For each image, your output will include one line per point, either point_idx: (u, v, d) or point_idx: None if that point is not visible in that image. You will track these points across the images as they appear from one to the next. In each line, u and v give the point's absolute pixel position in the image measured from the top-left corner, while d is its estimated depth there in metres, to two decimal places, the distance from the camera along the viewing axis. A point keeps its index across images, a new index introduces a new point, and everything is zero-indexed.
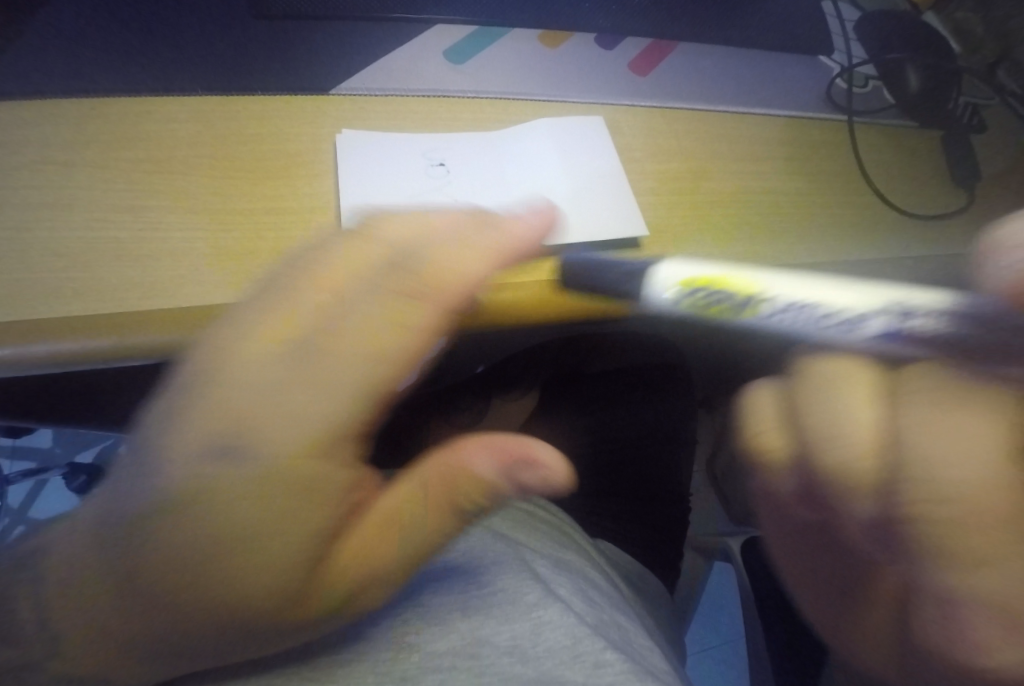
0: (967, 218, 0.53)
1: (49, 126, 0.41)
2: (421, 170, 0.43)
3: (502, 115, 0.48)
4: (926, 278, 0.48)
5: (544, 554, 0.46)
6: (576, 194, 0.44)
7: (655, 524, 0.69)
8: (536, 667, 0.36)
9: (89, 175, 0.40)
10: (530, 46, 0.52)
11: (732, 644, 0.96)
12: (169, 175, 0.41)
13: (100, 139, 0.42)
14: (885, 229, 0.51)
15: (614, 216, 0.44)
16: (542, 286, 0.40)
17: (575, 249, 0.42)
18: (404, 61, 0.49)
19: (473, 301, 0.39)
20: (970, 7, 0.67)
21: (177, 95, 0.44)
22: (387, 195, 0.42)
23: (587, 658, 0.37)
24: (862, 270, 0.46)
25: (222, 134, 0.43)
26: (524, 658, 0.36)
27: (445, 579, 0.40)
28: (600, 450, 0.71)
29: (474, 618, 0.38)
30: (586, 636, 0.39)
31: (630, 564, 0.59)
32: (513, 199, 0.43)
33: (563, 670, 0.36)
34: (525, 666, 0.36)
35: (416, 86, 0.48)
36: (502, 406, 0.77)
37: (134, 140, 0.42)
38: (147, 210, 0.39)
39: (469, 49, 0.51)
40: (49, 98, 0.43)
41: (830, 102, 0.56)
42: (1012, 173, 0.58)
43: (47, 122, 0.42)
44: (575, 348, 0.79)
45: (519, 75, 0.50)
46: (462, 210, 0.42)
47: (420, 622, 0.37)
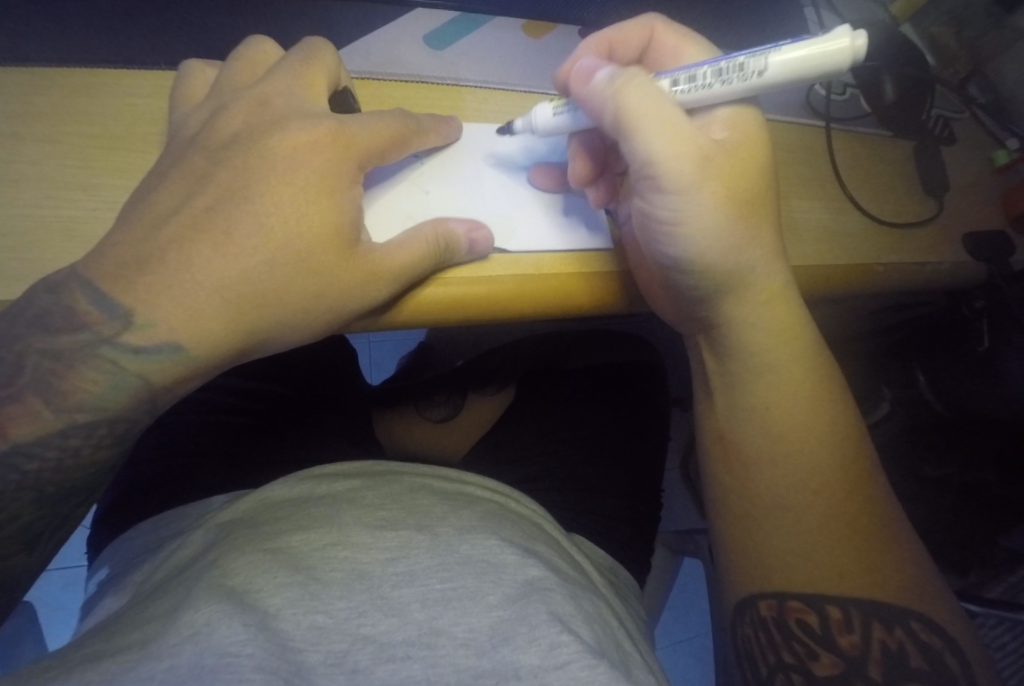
0: (931, 230, 0.57)
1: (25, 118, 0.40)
2: (399, 165, 0.44)
3: (483, 106, 0.47)
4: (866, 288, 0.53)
5: (512, 542, 0.44)
6: (547, 197, 0.46)
7: (636, 529, 0.66)
8: (493, 657, 0.36)
9: (39, 150, 0.40)
10: (513, 34, 0.50)
11: (700, 637, 0.99)
12: (124, 154, 0.41)
13: (54, 112, 0.41)
14: (857, 239, 0.54)
15: (581, 219, 0.45)
16: (522, 276, 0.42)
17: (554, 248, 0.44)
18: (383, 45, 0.47)
19: (451, 290, 0.41)
20: (945, 22, 0.66)
21: (137, 70, 0.43)
22: (370, 192, 0.43)
23: (547, 641, 0.37)
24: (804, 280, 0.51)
25: (196, 116, 0.41)
26: (481, 650, 0.36)
27: (408, 572, 0.39)
28: (579, 448, 0.70)
29: (433, 608, 0.37)
30: (546, 620, 0.38)
31: (604, 558, 0.59)
32: (486, 197, 0.45)
33: (519, 655, 0.36)
34: (481, 658, 0.35)
35: (394, 71, 0.46)
36: (477, 404, 0.74)
37: (91, 114, 0.41)
38: (102, 191, 0.40)
39: (451, 35, 0.48)
40: (24, 81, 0.41)
41: (807, 110, 0.57)
42: (977, 188, 0.60)
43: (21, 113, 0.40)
44: (556, 343, 0.80)
45: (500, 64, 0.49)
46: (435, 204, 0.43)
47: (376, 613, 0.37)
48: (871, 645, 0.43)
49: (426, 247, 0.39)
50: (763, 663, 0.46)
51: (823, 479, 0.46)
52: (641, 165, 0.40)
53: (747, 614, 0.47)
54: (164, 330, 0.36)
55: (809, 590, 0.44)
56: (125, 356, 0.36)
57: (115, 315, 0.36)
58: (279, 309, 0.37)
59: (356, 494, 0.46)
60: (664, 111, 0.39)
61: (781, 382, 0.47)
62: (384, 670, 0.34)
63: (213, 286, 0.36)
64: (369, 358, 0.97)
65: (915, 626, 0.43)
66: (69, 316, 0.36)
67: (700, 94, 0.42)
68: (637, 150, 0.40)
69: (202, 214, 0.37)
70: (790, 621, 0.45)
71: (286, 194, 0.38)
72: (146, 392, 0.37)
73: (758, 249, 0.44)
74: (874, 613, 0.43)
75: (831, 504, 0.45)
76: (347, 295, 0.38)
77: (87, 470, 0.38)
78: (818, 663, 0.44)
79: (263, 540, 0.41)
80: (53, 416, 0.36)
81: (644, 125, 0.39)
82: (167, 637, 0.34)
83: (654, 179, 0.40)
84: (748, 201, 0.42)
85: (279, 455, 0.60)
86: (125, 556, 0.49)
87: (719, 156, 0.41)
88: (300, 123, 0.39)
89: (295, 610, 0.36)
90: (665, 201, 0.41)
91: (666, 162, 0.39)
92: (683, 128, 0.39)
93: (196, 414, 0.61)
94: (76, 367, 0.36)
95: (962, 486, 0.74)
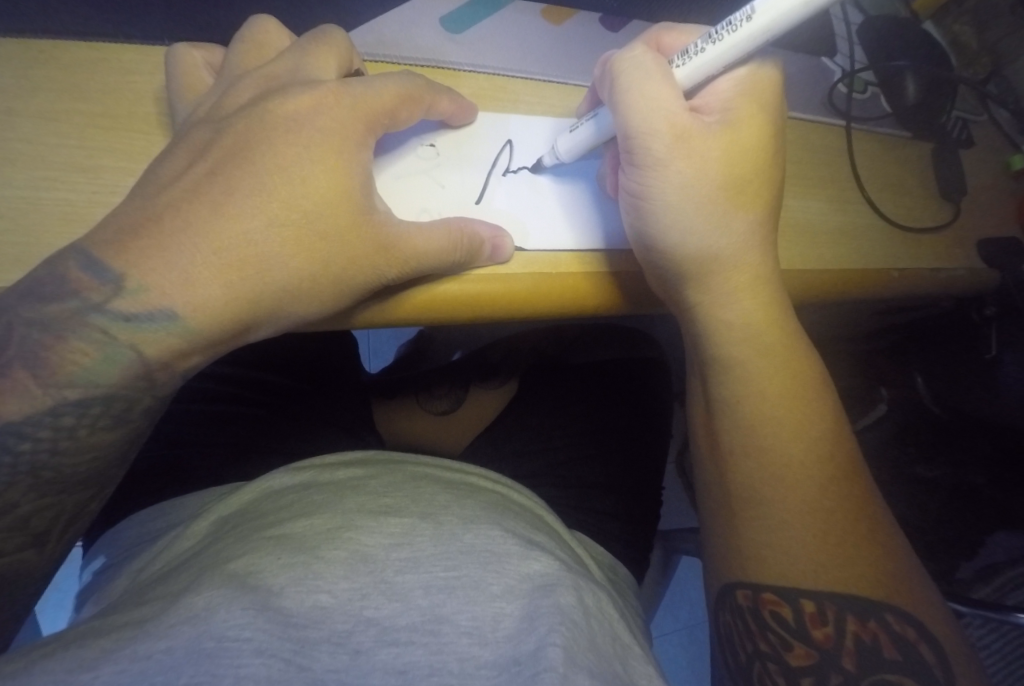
0: (945, 235, 0.56)
1: (22, 94, 0.38)
2: (411, 151, 0.42)
3: (500, 94, 0.46)
4: (884, 291, 0.52)
5: (515, 532, 0.43)
6: (570, 192, 0.44)
7: (639, 525, 0.65)
8: (494, 648, 0.34)
9: (35, 128, 0.38)
10: (530, 18, 0.48)
11: (691, 628, 1.00)
12: (127, 134, 0.39)
13: (49, 87, 0.39)
14: (873, 243, 0.53)
15: (602, 217, 0.44)
16: (539, 274, 0.40)
17: (572, 248, 0.42)
18: (397, 26, 0.45)
19: (469, 289, 0.39)
20: (967, 20, 0.64)
21: (139, 45, 0.41)
22: (380, 174, 0.41)
23: (546, 626, 0.35)
24: (824, 282, 0.50)
25: (209, 100, 0.39)
26: (484, 640, 0.34)
27: (411, 557, 0.38)
28: (582, 443, 0.69)
29: (437, 596, 0.36)
30: (546, 610, 0.36)
31: (605, 554, 0.58)
32: (502, 190, 0.43)
33: (520, 644, 0.34)
34: (483, 648, 0.34)
35: (407, 55, 0.45)
36: (479, 397, 0.74)
37: (89, 90, 0.39)
38: (103, 172, 0.38)
39: (469, 18, 0.46)
40: (21, 52, 0.39)
41: (827, 108, 0.55)
42: (993, 193, 0.59)
43: (16, 90, 0.38)
44: (559, 338, 0.80)
45: (517, 49, 0.47)
46: (449, 200, 0.42)
47: (379, 597, 0.35)
48: (844, 639, 0.41)
49: (450, 243, 0.37)
50: (742, 650, 0.45)
51: (798, 471, 0.44)
52: (624, 139, 0.39)
53: (727, 601, 0.45)
54: (160, 296, 0.34)
55: (785, 582, 0.42)
56: (117, 325, 0.34)
57: (107, 279, 0.33)
58: (284, 277, 0.35)
59: (360, 481, 0.45)
60: (657, 89, 0.38)
61: (770, 375, 0.45)
62: (387, 653, 0.33)
63: (215, 250, 0.34)
64: (368, 347, 0.97)
65: (889, 618, 0.41)
66: (59, 283, 0.33)
67: (696, 63, 0.39)
68: (623, 117, 0.39)
69: (203, 182, 0.35)
70: (765, 613, 0.43)
71: (294, 161, 0.36)
72: (142, 369, 0.35)
73: (735, 235, 0.41)
74: (847, 605, 0.41)
75: (805, 501, 0.43)
76: (358, 264, 0.36)
77: (86, 451, 0.35)
78: (793, 654, 0.42)
79: (268, 528, 0.40)
80: (42, 391, 0.34)
81: (632, 100, 0.39)
82: (160, 625, 0.32)
83: (633, 152, 0.39)
84: (732, 188, 0.40)
85: (281, 446, 0.59)
86: (124, 546, 0.48)
87: (705, 144, 0.39)
88: (304, 89, 0.37)
89: (299, 588, 0.35)
90: (642, 173, 0.39)
91: (648, 136, 0.39)
92: (670, 108, 0.38)
93: (196, 399, 0.60)
94: (63, 338, 0.34)
95: (953, 486, 0.72)
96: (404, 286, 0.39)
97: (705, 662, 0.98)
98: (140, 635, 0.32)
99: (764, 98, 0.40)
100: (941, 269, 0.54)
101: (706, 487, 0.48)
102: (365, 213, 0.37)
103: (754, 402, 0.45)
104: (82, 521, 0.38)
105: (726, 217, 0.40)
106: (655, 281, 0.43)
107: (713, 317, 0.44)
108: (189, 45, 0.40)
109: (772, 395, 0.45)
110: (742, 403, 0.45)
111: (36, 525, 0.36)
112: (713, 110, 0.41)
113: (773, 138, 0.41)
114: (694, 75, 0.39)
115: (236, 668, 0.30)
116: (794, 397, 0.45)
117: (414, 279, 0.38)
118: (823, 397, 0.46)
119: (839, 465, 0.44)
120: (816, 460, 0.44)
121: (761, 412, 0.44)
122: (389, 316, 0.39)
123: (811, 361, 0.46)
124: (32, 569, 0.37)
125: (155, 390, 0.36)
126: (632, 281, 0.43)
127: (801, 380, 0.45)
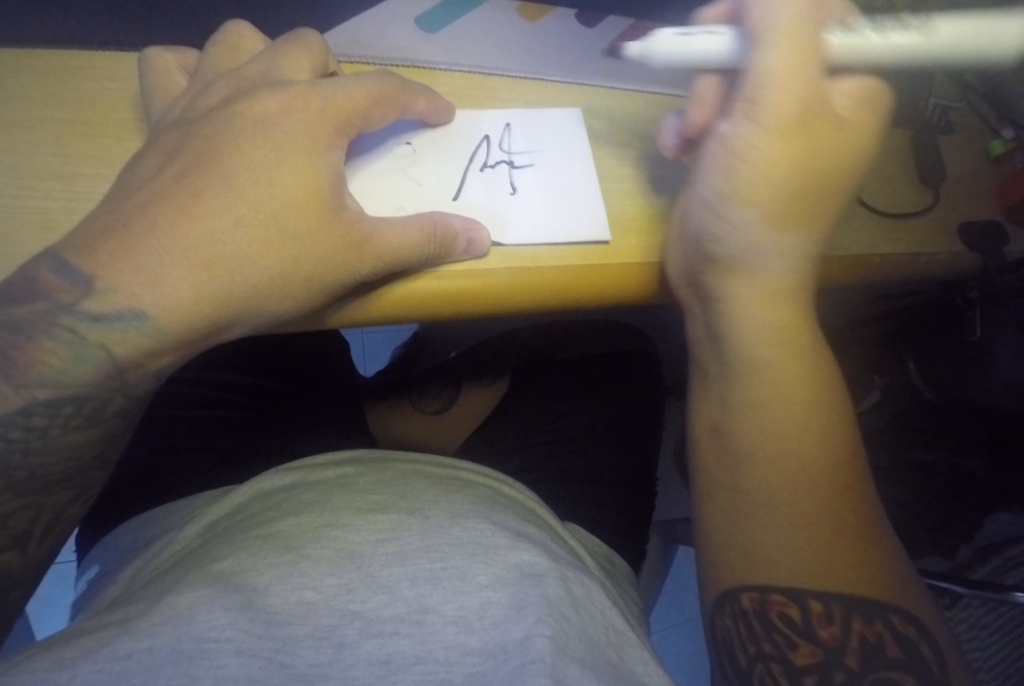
0: (928, 220, 0.56)
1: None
2: (388, 151, 0.43)
3: (476, 91, 0.46)
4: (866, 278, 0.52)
5: (503, 526, 0.43)
6: (550, 185, 0.44)
7: (632, 518, 0.65)
8: (480, 636, 0.34)
9: (11, 136, 0.38)
10: (504, 16, 0.48)
11: (692, 622, 1.00)
12: (101, 140, 0.40)
13: (24, 96, 0.39)
14: (854, 231, 0.53)
15: (585, 209, 0.43)
16: (520, 268, 0.40)
17: (550, 240, 0.42)
18: (371, 27, 0.45)
19: (447, 283, 0.39)
20: None
21: (115, 53, 0.42)
22: (355, 172, 0.41)
23: (532, 616, 0.35)
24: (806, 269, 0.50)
25: (182, 104, 0.39)
26: (469, 627, 0.35)
27: (397, 552, 0.38)
28: (572, 439, 0.69)
29: (423, 586, 0.36)
30: (532, 599, 0.37)
31: (600, 548, 0.58)
32: (480, 185, 0.43)
33: (507, 631, 0.34)
34: (469, 636, 0.34)
35: (382, 55, 0.45)
36: (469, 395, 0.74)
37: (66, 98, 0.40)
38: (78, 178, 0.38)
39: (444, 17, 0.47)
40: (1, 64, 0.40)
41: None
42: (973, 176, 0.59)
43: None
44: (548, 335, 0.80)
45: (493, 47, 0.47)
46: (426, 197, 0.42)
47: (365, 590, 0.36)
48: (850, 638, 0.38)
49: (422, 236, 0.37)
50: (742, 654, 0.41)
51: (810, 464, 0.40)
52: (748, 99, 0.38)
53: (727, 605, 0.41)
54: (129, 296, 0.34)
55: (790, 579, 0.39)
56: (86, 325, 0.34)
57: (77, 281, 0.34)
58: (255, 274, 0.35)
59: (350, 480, 0.46)
60: (791, 53, 0.36)
61: (784, 357, 0.42)
62: (371, 645, 0.33)
63: (184, 250, 0.34)
64: (361, 350, 0.97)
65: (896, 619, 0.38)
66: (31, 286, 0.34)
67: (861, 39, 0.41)
68: (764, 70, 0.37)
69: (173, 184, 0.36)
70: (772, 613, 0.39)
71: (265, 160, 0.36)
72: (111, 368, 0.35)
73: (783, 239, 0.40)
74: (854, 607, 0.38)
75: (814, 498, 0.40)
76: (328, 259, 0.36)
77: (62, 450, 0.35)
78: (797, 652, 0.39)
79: (255, 527, 0.40)
80: (13, 392, 0.34)
81: (778, 61, 0.36)
82: (141, 624, 0.33)
83: (751, 102, 0.37)
84: (796, 196, 0.38)
85: (266, 449, 0.59)
86: (114, 553, 0.48)
87: (807, 144, 0.38)
88: (274, 91, 0.38)
89: (284, 586, 0.35)
90: (740, 117, 0.38)
91: (760, 117, 0.37)
92: (813, 84, 0.37)
93: (185, 405, 0.61)
94: (33, 338, 0.34)
95: (951, 471, 0.73)
96: (388, 282, 0.39)
97: (704, 655, 0.98)
98: (118, 631, 0.32)
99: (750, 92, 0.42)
100: (924, 254, 0.54)
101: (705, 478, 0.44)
102: (335, 211, 0.37)
103: (758, 402, 0.42)
104: (63, 524, 0.38)
105: (788, 232, 0.39)
106: (685, 270, 0.42)
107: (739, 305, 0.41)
108: (163, 51, 0.41)
109: (775, 387, 0.41)
110: (746, 401, 0.42)
111: (14, 526, 0.36)
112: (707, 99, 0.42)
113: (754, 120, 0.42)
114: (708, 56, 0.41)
115: (215, 666, 0.30)
116: (808, 387, 0.42)
117: (392, 274, 0.39)
118: (834, 400, 0.42)
119: (838, 465, 0.40)
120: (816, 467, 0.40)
121: (778, 396, 0.41)
122: (374, 312, 0.39)
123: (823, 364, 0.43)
124: (12, 570, 0.36)
125: (128, 390, 0.36)
126: (627, 267, 0.42)
127: (815, 381, 0.42)
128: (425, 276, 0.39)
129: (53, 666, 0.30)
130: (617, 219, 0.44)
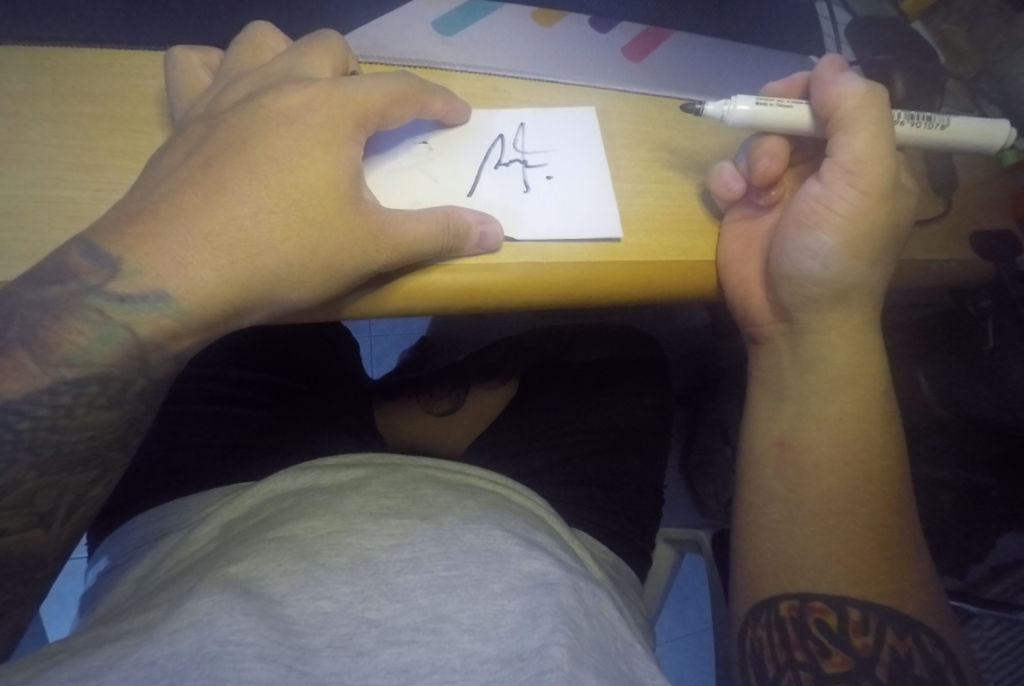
0: (939, 228, 0.56)
1: (31, 98, 0.40)
2: (404, 149, 0.44)
3: (491, 92, 0.47)
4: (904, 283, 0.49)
5: (514, 534, 0.43)
6: (561, 181, 0.44)
7: (639, 522, 0.66)
8: (497, 646, 0.34)
9: (42, 129, 0.40)
10: (520, 20, 0.49)
11: (698, 634, 0.99)
12: (127, 132, 0.41)
13: (56, 90, 0.41)
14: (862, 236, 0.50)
15: (597, 208, 0.43)
16: (530, 263, 0.41)
17: (562, 238, 0.42)
18: (390, 29, 0.47)
19: (456, 278, 0.40)
20: (955, 19, 0.63)
21: (143, 49, 0.43)
22: (371, 164, 0.43)
23: (549, 627, 0.35)
24: None
25: (205, 99, 0.40)
26: (485, 636, 0.35)
27: (412, 557, 0.38)
28: (582, 443, 0.69)
29: (438, 594, 0.36)
30: (549, 611, 0.36)
31: (605, 553, 0.58)
32: (493, 180, 0.44)
33: (524, 643, 0.34)
34: (486, 645, 0.34)
35: (400, 56, 0.46)
36: (479, 396, 0.75)
37: (95, 92, 0.41)
38: (104, 167, 0.39)
39: (460, 21, 0.48)
40: (34, 59, 0.41)
41: None
42: (985, 186, 0.59)
43: (31, 90, 0.40)
44: (558, 338, 0.80)
45: (509, 49, 0.48)
46: (440, 192, 0.43)
47: (381, 598, 0.36)
48: (882, 648, 0.40)
49: (435, 229, 0.38)
50: (771, 665, 0.43)
51: (855, 492, 0.44)
52: (839, 163, 0.43)
53: (763, 614, 0.44)
54: (154, 279, 0.35)
55: (830, 590, 0.42)
56: (112, 306, 0.35)
57: (105, 264, 0.35)
58: (274, 262, 0.36)
59: (362, 483, 0.46)
60: (868, 133, 0.42)
61: (832, 397, 0.46)
62: (389, 654, 0.33)
63: (207, 237, 0.35)
64: (370, 352, 0.98)
65: (924, 637, 0.41)
66: (61, 268, 0.35)
67: (792, 113, 0.45)
68: (857, 148, 0.42)
69: (197, 172, 0.37)
70: (809, 620, 0.42)
71: (286, 153, 0.37)
72: (136, 349, 0.36)
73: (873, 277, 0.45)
74: (888, 616, 0.41)
75: (853, 521, 0.44)
76: (344, 253, 0.37)
77: (85, 430, 0.36)
78: (828, 660, 0.41)
79: (272, 529, 0.40)
80: (40, 370, 0.35)
81: (851, 129, 0.42)
82: (163, 627, 0.33)
83: (848, 171, 0.43)
84: (874, 240, 0.44)
85: (277, 445, 0.60)
86: (126, 543, 0.49)
87: (848, 206, 0.43)
88: (297, 87, 0.39)
89: (299, 597, 0.35)
90: (835, 182, 0.43)
91: (855, 171, 0.43)
92: (843, 163, 0.43)
93: (197, 401, 0.61)
94: (61, 320, 0.35)
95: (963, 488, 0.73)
96: (402, 272, 0.40)
97: (709, 667, 0.97)
98: (144, 638, 0.33)
99: (815, 145, 0.49)
100: (935, 260, 0.54)
101: (744, 504, 0.48)
102: (352, 203, 0.38)
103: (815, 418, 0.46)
104: (87, 505, 0.39)
105: (851, 267, 0.44)
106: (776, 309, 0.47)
107: (828, 340, 0.46)
108: (188, 49, 0.42)
109: (834, 404, 0.46)
110: (808, 419, 0.46)
111: (39, 503, 0.37)
112: (774, 154, 0.45)
113: (799, 185, 0.49)
114: (794, 125, 0.45)
115: (237, 677, 0.30)
116: (856, 405, 0.46)
117: (406, 267, 0.39)
118: (882, 433, 0.46)
119: (881, 480, 0.45)
120: (866, 475, 0.45)
121: (830, 440, 0.46)
122: (385, 302, 0.40)
123: (876, 398, 0.46)
124: (37, 547, 0.37)
125: (150, 372, 0.37)
126: (639, 263, 0.42)
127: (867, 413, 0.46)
128: (442, 271, 0.40)
129: (77, 675, 0.31)
130: (630, 218, 0.44)
